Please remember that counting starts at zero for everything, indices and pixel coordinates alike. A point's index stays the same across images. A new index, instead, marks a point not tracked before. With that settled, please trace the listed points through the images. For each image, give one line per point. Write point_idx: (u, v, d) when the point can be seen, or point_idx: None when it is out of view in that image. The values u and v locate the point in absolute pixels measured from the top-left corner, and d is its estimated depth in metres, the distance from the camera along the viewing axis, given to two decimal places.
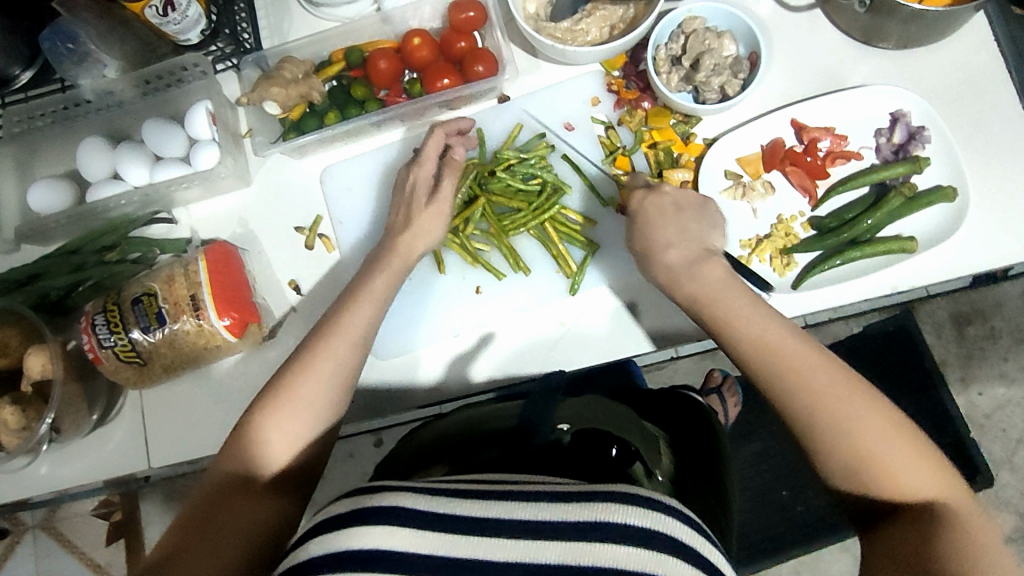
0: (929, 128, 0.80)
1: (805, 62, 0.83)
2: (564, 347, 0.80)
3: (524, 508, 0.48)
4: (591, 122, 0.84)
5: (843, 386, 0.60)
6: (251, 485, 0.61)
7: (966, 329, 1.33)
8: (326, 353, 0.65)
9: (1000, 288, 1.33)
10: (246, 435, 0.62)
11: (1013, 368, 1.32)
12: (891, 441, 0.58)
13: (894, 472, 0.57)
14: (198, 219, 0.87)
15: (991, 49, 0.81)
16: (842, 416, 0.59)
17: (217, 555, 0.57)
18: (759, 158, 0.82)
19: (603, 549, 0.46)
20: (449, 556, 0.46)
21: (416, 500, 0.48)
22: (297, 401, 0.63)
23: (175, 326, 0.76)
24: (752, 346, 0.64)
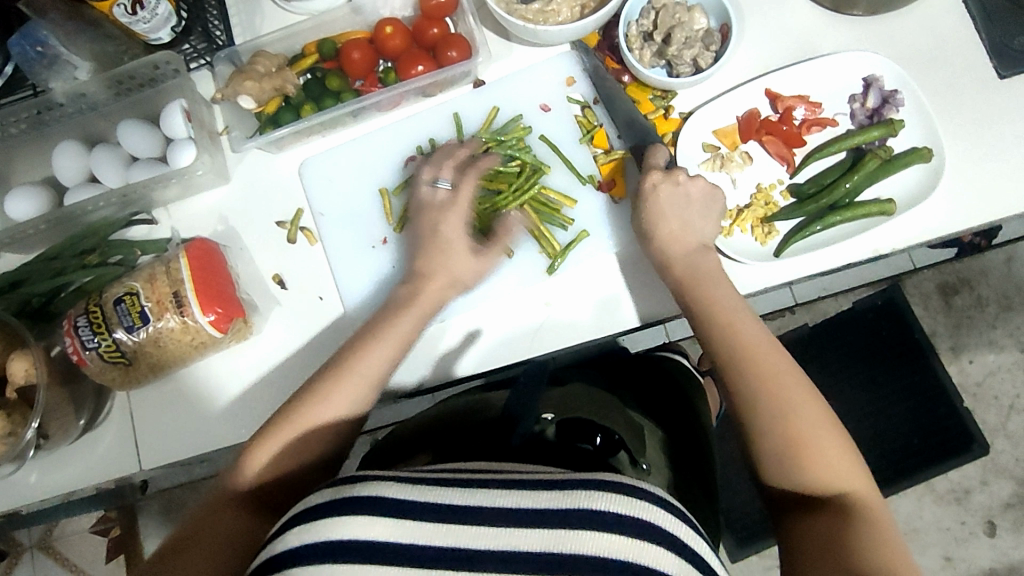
0: (902, 91, 0.80)
1: (777, 33, 0.84)
2: (550, 327, 0.79)
3: (505, 496, 0.49)
4: (567, 102, 0.85)
5: (795, 386, 0.64)
6: (248, 512, 0.66)
7: (953, 299, 1.35)
8: (347, 388, 0.68)
9: (984, 255, 1.34)
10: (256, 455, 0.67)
11: (1002, 335, 1.33)
12: (828, 444, 0.62)
13: (824, 471, 0.61)
14: (179, 218, 0.86)
15: (959, 11, 0.82)
16: (789, 406, 0.63)
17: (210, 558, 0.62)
18: (736, 129, 0.82)
19: (585, 538, 0.47)
20: (429, 545, 0.47)
21: (399, 490, 0.49)
22: (298, 431, 0.67)
23: (159, 325, 0.75)
24: (718, 328, 0.68)
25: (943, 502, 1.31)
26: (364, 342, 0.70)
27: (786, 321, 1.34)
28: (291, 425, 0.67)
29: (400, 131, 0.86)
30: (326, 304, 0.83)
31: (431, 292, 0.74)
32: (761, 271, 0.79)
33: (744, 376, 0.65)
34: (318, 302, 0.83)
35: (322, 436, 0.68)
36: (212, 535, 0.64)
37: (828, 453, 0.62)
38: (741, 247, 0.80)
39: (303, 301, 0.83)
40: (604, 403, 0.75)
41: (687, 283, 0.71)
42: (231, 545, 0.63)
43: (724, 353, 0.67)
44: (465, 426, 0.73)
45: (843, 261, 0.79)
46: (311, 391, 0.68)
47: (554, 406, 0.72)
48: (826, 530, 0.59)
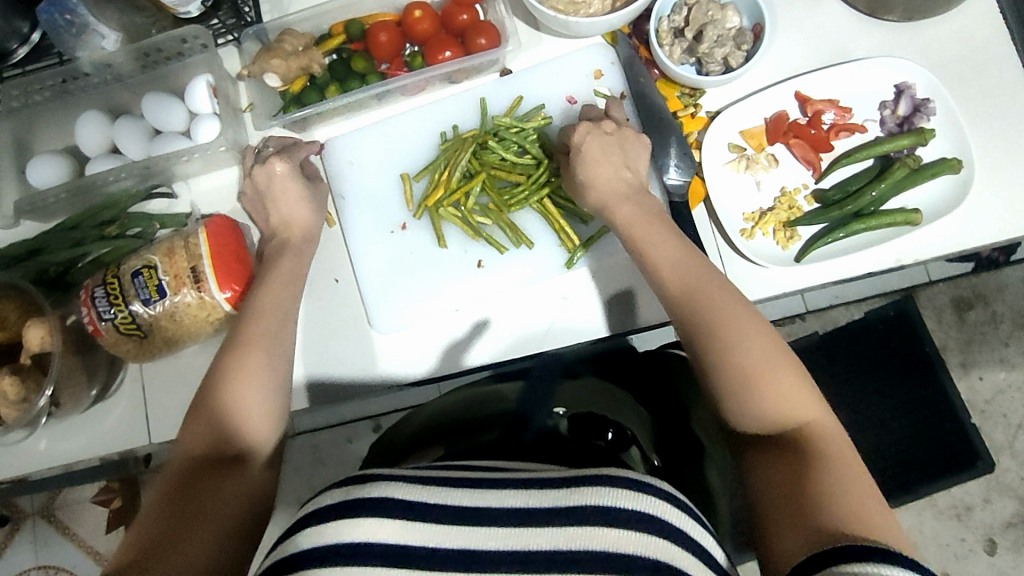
0: (933, 100, 0.79)
1: (808, 36, 0.83)
2: (567, 319, 0.80)
3: (516, 495, 0.50)
4: (594, 95, 0.83)
5: (753, 332, 0.61)
6: (223, 479, 0.61)
7: (967, 314, 1.34)
8: (263, 327, 0.68)
9: (1002, 272, 1.33)
10: (203, 423, 0.63)
11: (1014, 353, 1.32)
12: (782, 376, 0.60)
13: (773, 401, 0.60)
14: (198, 193, 0.86)
15: (995, 22, 0.81)
16: (740, 342, 0.61)
17: (207, 532, 0.57)
18: (763, 131, 0.81)
19: (594, 533, 0.47)
20: (441, 546, 0.48)
21: (406, 490, 0.50)
22: (234, 383, 0.65)
23: (176, 299, 0.75)
24: (667, 269, 0.67)
25: (944, 517, 1.30)
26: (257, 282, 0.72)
27: (797, 328, 1.33)
28: (227, 383, 0.64)
29: (424, 115, 0.85)
30: (343, 286, 0.83)
31: (294, 239, 0.77)
32: (782, 275, 0.78)
33: (698, 342, 0.62)
34: (335, 284, 0.83)
35: (271, 388, 0.66)
36: (214, 513, 0.58)
37: (779, 386, 0.60)
38: (762, 250, 0.79)
39: (318, 283, 0.83)
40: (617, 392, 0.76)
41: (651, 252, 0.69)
42: (230, 519, 0.59)
43: (680, 297, 0.65)
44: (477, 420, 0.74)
45: (864, 269, 0.78)
46: (230, 347, 0.67)
47: (568, 401, 0.73)
48: (788, 471, 0.56)
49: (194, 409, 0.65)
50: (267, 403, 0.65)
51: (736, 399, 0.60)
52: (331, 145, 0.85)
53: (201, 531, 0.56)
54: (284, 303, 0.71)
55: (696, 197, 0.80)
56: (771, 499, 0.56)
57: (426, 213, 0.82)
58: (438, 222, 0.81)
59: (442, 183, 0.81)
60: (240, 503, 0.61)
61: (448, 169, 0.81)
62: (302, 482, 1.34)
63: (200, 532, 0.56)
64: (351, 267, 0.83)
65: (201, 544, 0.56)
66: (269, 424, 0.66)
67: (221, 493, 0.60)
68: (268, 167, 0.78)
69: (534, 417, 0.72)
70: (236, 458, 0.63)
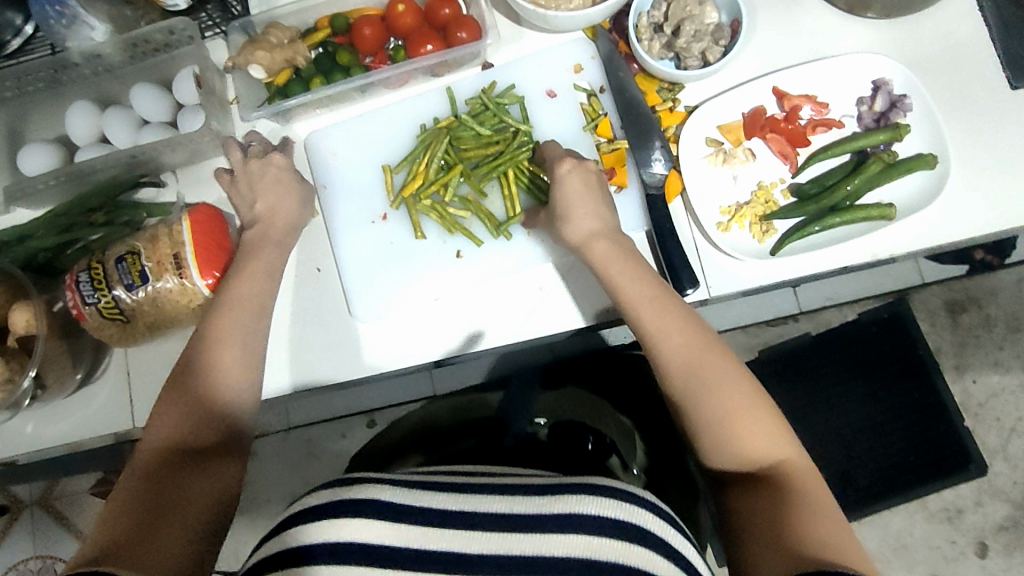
0: (911, 97, 0.80)
1: (788, 32, 0.83)
2: (542, 310, 0.80)
3: (501, 501, 0.56)
4: (573, 89, 0.84)
5: (726, 370, 0.65)
6: (189, 467, 0.66)
7: (960, 317, 1.35)
8: (230, 322, 0.70)
9: (996, 275, 1.34)
10: (169, 414, 0.68)
11: (1007, 356, 1.33)
12: (757, 417, 0.64)
13: (754, 446, 0.63)
14: (184, 183, 0.87)
15: (975, 21, 0.82)
16: (717, 386, 0.64)
17: (171, 517, 0.62)
18: (740, 125, 0.82)
19: (576, 539, 0.54)
20: (425, 547, 0.54)
21: (394, 494, 0.56)
22: (196, 375, 0.69)
23: (158, 285, 0.76)
24: (635, 292, 0.69)
25: (936, 520, 1.31)
26: (233, 276, 0.72)
27: (789, 329, 1.34)
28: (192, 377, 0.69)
29: (406, 108, 0.86)
30: (325, 275, 0.84)
31: (271, 230, 0.77)
32: (758, 268, 0.79)
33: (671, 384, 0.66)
34: (316, 273, 0.83)
35: (236, 383, 0.69)
36: (179, 499, 0.63)
37: (753, 427, 0.63)
38: (737, 243, 0.80)
39: (297, 271, 0.83)
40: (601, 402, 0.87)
41: (608, 263, 0.70)
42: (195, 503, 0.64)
43: (651, 327, 0.67)
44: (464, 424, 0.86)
45: (841, 263, 0.78)
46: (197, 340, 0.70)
47: (547, 410, 0.86)
48: (761, 508, 0.60)
49: (163, 400, 0.69)
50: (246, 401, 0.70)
51: (711, 438, 0.64)
52: (312, 136, 0.86)
53: (166, 518, 0.62)
54: (244, 309, 0.71)
55: (673, 189, 0.81)
56: (747, 535, 0.60)
57: (405, 204, 0.83)
58: (415, 215, 0.82)
59: (420, 174, 0.82)
60: (206, 485, 0.66)
61: (426, 161, 0.82)
62: (297, 478, 1.35)
63: (164, 519, 0.61)
64: (331, 256, 0.84)
65: (164, 527, 0.61)
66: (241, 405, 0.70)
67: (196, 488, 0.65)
68: (266, 158, 0.79)
69: (515, 423, 0.84)
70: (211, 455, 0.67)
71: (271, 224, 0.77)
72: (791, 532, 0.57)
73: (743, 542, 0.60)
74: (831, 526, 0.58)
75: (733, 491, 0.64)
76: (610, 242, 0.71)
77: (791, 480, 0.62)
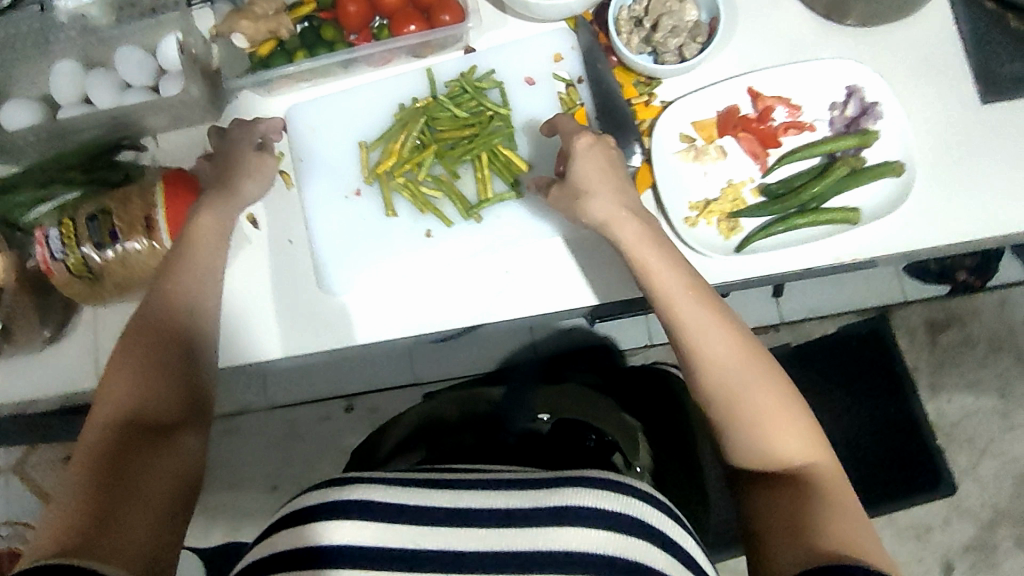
0: (883, 105, 0.81)
1: (768, 34, 0.84)
2: (508, 293, 0.80)
3: (495, 496, 0.54)
4: (552, 78, 0.85)
5: (757, 370, 0.66)
6: (157, 444, 0.66)
7: (940, 336, 1.36)
8: (187, 295, 0.73)
9: (978, 298, 1.36)
10: (128, 391, 0.68)
11: (982, 377, 1.35)
12: (789, 417, 0.64)
13: (784, 445, 0.63)
14: (164, 149, 0.88)
15: (950, 35, 0.83)
16: (750, 383, 0.65)
17: (145, 497, 0.62)
18: (714, 123, 0.83)
19: (573, 533, 0.52)
20: (425, 548, 0.53)
21: (388, 493, 0.54)
22: (158, 351, 0.70)
23: (128, 245, 0.77)
24: (665, 287, 0.69)
25: (903, 536, 1.32)
26: (216, 245, 0.76)
27: (769, 338, 1.36)
28: (153, 350, 0.70)
29: (387, 87, 0.87)
30: (309, 248, 0.84)
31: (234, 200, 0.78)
32: (722, 265, 0.79)
33: (704, 379, 0.66)
34: (288, 245, 0.84)
35: (196, 357, 0.72)
36: (149, 478, 0.64)
37: (782, 426, 0.64)
38: (704, 238, 0.80)
39: (270, 242, 0.84)
40: (600, 402, 0.87)
41: (640, 244, 0.70)
42: (165, 482, 0.65)
43: (682, 321, 0.68)
44: (463, 422, 0.87)
45: (804, 265, 0.79)
46: (157, 316, 0.71)
47: (547, 406, 0.86)
48: (784, 504, 0.60)
49: (115, 379, 0.68)
50: (182, 371, 0.71)
51: (740, 435, 0.64)
52: (293, 110, 0.87)
53: (139, 498, 0.62)
54: (203, 273, 0.75)
55: (644, 181, 0.82)
56: (770, 533, 0.59)
57: (378, 180, 0.84)
58: (386, 192, 0.83)
59: (395, 152, 0.83)
60: (175, 462, 0.67)
61: (401, 139, 0.84)
62: (278, 456, 1.36)
63: (136, 500, 0.62)
64: (304, 230, 0.85)
65: (135, 510, 0.61)
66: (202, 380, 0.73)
67: (149, 467, 0.64)
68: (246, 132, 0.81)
69: (515, 420, 0.84)
70: (160, 428, 0.67)
71: (244, 193, 0.79)
72: (807, 527, 0.57)
73: (764, 538, 0.59)
74: (858, 526, 0.58)
75: (754, 488, 0.63)
76: (637, 220, 0.71)
77: (821, 481, 0.62)
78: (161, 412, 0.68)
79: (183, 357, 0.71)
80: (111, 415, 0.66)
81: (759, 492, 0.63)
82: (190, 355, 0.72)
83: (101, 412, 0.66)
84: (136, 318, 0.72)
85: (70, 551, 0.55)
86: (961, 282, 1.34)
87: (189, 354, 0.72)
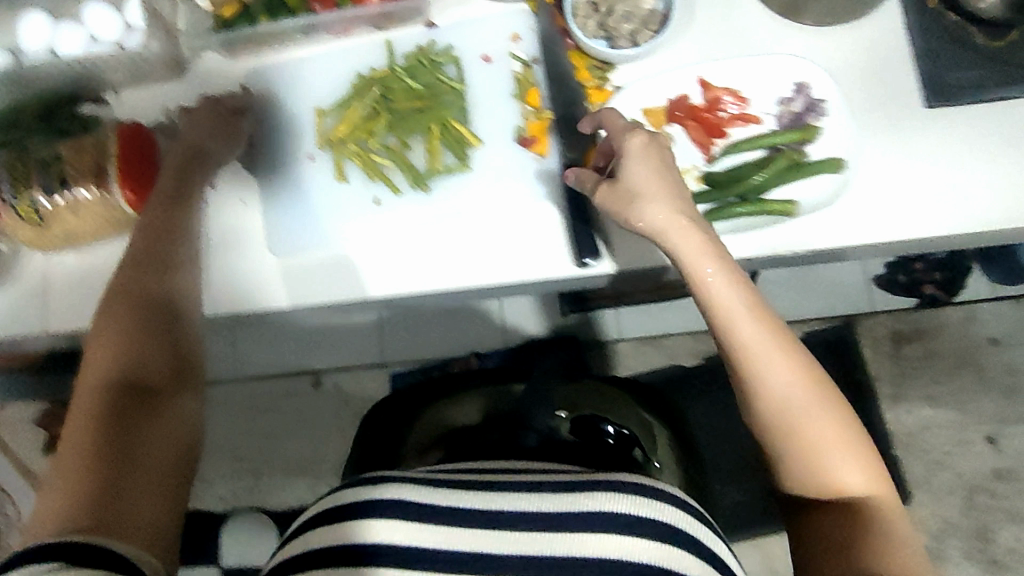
0: (828, 101, 0.83)
1: (722, 26, 0.86)
2: (452, 264, 0.82)
3: (527, 499, 0.58)
4: (508, 57, 0.87)
5: (817, 399, 0.67)
6: (151, 407, 0.71)
7: (903, 347, 1.58)
8: (171, 258, 0.78)
9: (943, 315, 1.58)
10: (121, 356, 0.72)
11: (940, 391, 1.56)
12: (850, 447, 0.66)
13: (843, 476, 0.66)
14: (126, 104, 0.90)
15: (900, 38, 0.85)
16: (812, 415, 0.66)
17: (148, 461, 0.68)
18: (664, 110, 0.84)
19: (610, 540, 0.56)
20: (477, 551, 0.56)
21: (415, 493, 0.58)
22: (144, 314, 0.74)
23: (77, 192, 0.78)
24: (722, 312, 0.68)
25: None
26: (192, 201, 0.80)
27: None
28: (143, 316, 0.74)
29: (347, 56, 0.88)
30: (328, 236, 0.84)
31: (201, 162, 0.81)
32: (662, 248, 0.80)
33: (767, 410, 0.67)
34: (240, 205, 0.86)
35: (181, 319, 0.76)
36: (149, 442, 0.69)
37: (841, 457, 0.66)
38: None
39: (222, 201, 0.86)
40: (614, 398, 0.92)
41: (690, 253, 0.68)
42: (163, 443, 0.70)
43: (740, 351, 0.67)
44: (492, 421, 0.91)
45: (741, 254, 0.81)
46: (142, 281, 0.76)
47: (565, 402, 0.89)
48: (834, 531, 0.66)
49: (102, 344, 0.72)
50: (168, 333, 0.75)
51: (800, 467, 0.67)
52: (254, 73, 0.89)
53: (143, 463, 0.67)
54: (185, 236, 0.79)
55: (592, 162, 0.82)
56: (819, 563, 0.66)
57: (332, 146, 0.86)
58: (338, 158, 0.85)
59: (350, 120, 0.85)
60: (171, 422, 0.72)
61: (357, 107, 0.85)
62: (256, 421, 1.60)
63: (141, 465, 0.67)
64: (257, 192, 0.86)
65: (140, 474, 0.66)
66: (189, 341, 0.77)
67: (147, 432, 0.69)
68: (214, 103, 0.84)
69: (536, 419, 0.87)
70: (151, 390, 0.72)
71: (205, 146, 0.81)
72: (856, 553, 0.64)
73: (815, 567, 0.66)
74: (906, 554, 0.64)
75: (807, 513, 0.69)
76: (697, 228, 0.69)
77: (876, 511, 0.66)
78: (152, 374, 0.73)
79: (168, 321, 0.75)
80: (104, 381, 0.70)
81: (811, 518, 0.68)
82: (173, 320, 0.75)
83: (93, 379, 0.70)
84: (121, 282, 0.76)
85: (94, 524, 0.61)
86: (926, 296, 1.57)
87: (173, 316, 0.76)
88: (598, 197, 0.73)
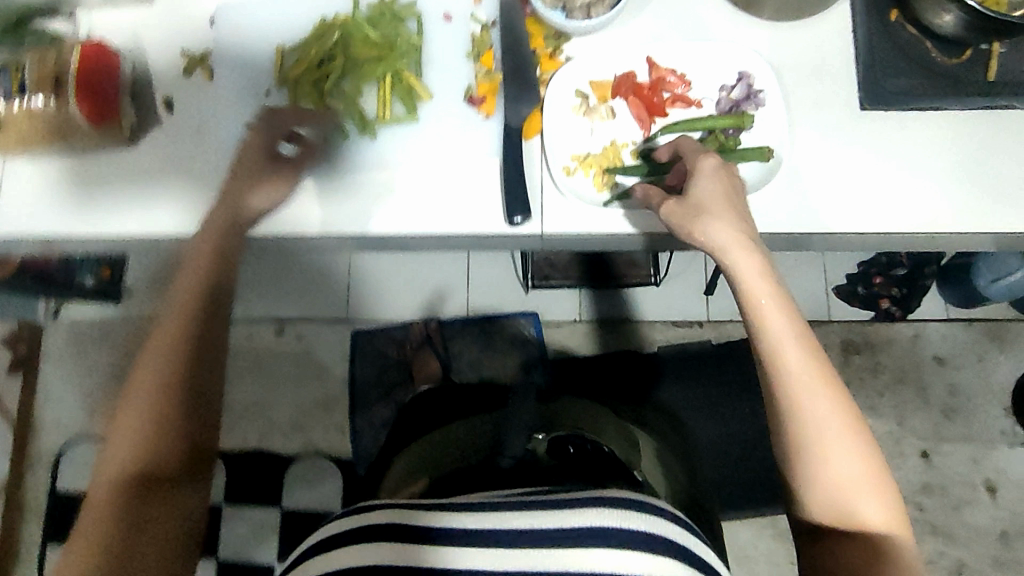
0: (766, 92, 0.86)
1: (676, 11, 0.89)
2: (395, 212, 0.86)
3: (518, 518, 0.62)
4: (468, 18, 0.90)
5: (854, 439, 0.74)
6: (166, 490, 0.82)
7: (852, 358, 1.62)
8: (185, 340, 0.85)
9: (893, 329, 1.63)
10: (141, 437, 0.82)
11: (883, 403, 1.61)
12: (877, 485, 0.74)
13: (866, 510, 0.73)
14: (96, 23, 0.92)
15: (847, 40, 0.88)
16: (846, 452, 0.73)
17: (158, 542, 0.80)
18: (610, 84, 0.87)
19: (600, 556, 0.59)
20: (471, 553, 0.61)
21: (412, 516, 0.63)
22: (164, 398, 0.83)
23: (35, 99, 0.80)
24: (778, 349, 0.75)
25: None
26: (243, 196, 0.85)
27: None
28: (157, 398, 0.83)
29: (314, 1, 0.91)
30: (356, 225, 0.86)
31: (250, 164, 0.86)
32: (586, 214, 0.85)
33: (806, 442, 0.74)
34: (196, 133, 0.90)
35: (195, 398, 0.86)
36: (160, 522, 0.81)
37: (867, 493, 0.74)
38: (578, 187, 0.85)
39: (180, 127, 0.91)
40: (595, 411, 0.98)
41: (759, 294, 0.75)
42: (171, 527, 0.82)
43: (787, 386, 0.74)
44: (471, 448, 0.90)
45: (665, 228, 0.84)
46: (164, 363, 0.84)
47: (542, 427, 0.90)
48: (851, 557, 0.73)
49: (124, 427, 0.83)
50: (189, 412, 0.85)
51: (828, 499, 0.74)
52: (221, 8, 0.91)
53: (153, 546, 0.80)
54: (205, 326, 0.87)
55: (533, 127, 0.87)
56: None
57: (289, 85, 0.89)
58: (294, 98, 0.88)
59: (308, 62, 0.88)
60: (181, 510, 0.83)
61: (315, 50, 0.88)
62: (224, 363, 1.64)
63: (151, 547, 0.79)
64: (213, 123, 0.90)
65: (146, 557, 0.79)
66: (203, 415, 0.87)
67: (154, 515, 0.81)
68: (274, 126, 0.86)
69: (507, 446, 0.84)
70: (164, 477, 0.83)
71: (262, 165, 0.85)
72: None
73: None
74: None
75: (823, 541, 0.75)
76: (753, 249, 0.75)
77: (890, 543, 0.74)
78: (166, 463, 0.83)
79: (192, 401, 0.85)
80: (127, 462, 0.82)
81: (829, 544, 0.75)
82: (193, 401, 0.85)
83: (120, 456, 0.82)
84: (145, 363, 0.86)
85: None
86: (884, 310, 1.62)
87: (184, 399, 0.85)
88: (665, 212, 0.77)
